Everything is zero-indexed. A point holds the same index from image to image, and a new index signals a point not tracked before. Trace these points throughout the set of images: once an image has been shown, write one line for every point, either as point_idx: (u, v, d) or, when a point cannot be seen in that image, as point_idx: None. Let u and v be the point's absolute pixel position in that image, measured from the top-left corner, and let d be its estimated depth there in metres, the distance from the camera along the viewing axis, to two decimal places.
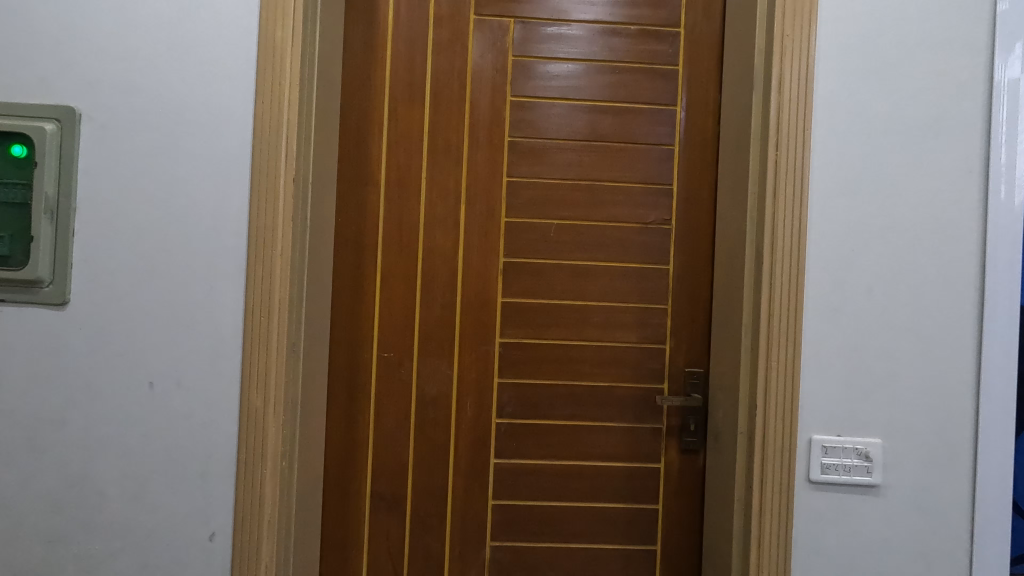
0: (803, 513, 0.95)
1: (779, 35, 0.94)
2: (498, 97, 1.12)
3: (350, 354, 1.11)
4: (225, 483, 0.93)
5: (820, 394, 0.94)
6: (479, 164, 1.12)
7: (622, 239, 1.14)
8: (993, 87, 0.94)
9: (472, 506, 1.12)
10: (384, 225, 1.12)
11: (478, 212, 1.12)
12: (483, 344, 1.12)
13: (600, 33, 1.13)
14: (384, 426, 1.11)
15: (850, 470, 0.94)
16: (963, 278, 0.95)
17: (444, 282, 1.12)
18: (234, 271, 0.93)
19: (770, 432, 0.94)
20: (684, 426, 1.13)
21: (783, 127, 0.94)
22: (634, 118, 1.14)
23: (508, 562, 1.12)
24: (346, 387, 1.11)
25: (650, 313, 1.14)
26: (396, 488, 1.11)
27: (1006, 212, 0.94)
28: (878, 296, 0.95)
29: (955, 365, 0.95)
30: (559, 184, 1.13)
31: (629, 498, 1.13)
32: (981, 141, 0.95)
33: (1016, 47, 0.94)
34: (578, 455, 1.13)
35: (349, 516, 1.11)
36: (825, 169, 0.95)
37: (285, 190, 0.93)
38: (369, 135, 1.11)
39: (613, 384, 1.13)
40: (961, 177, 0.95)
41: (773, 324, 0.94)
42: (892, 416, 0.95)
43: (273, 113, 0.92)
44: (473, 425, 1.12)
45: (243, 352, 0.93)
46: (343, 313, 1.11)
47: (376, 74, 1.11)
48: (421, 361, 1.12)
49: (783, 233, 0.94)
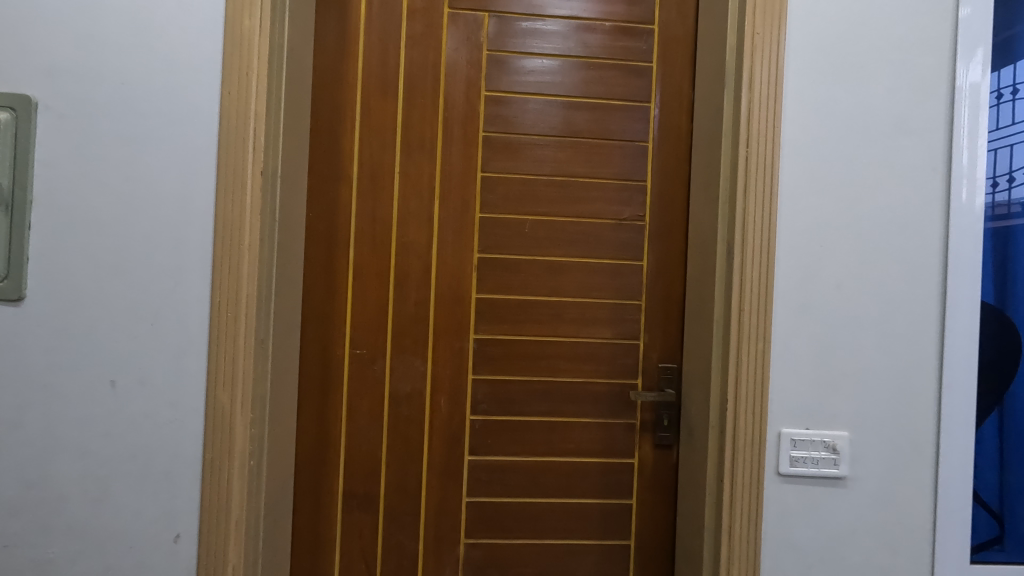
0: (773, 505, 0.96)
1: (750, 33, 0.95)
2: (472, 92, 1.11)
3: (322, 351, 1.09)
4: (191, 482, 0.91)
5: (790, 389, 0.96)
6: (453, 158, 1.11)
7: (597, 236, 1.14)
8: (955, 90, 0.96)
9: (446, 504, 1.11)
10: (357, 221, 1.10)
11: (452, 208, 1.11)
12: (458, 340, 1.11)
13: (576, 29, 1.13)
14: (357, 424, 1.10)
15: (818, 462, 0.95)
16: (927, 274, 0.97)
17: (418, 279, 1.11)
18: (200, 266, 0.91)
19: (741, 426, 0.95)
20: (658, 421, 1.14)
21: (753, 124, 0.95)
22: (609, 115, 1.14)
23: (483, 559, 1.12)
24: (318, 385, 1.09)
25: (625, 309, 1.14)
26: (369, 486, 1.10)
27: (967, 212, 0.96)
28: (846, 292, 0.97)
29: (920, 360, 0.97)
30: (534, 180, 1.13)
31: (604, 494, 1.14)
32: (944, 143, 0.97)
33: (977, 52, 0.96)
34: (553, 451, 1.13)
35: (322, 514, 1.09)
36: (794, 167, 0.96)
37: (254, 183, 0.91)
38: (341, 130, 1.10)
39: (587, 380, 1.14)
40: (926, 177, 0.97)
41: (744, 320, 0.95)
42: (860, 411, 0.97)
43: (240, 104, 0.90)
44: (448, 422, 1.11)
45: (210, 348, 0.91)
46: (314, 310, 1.09)
47: (348, 67, 1.09)
48: (395, 358, 1.11)
49: (753, 230, 0.95)
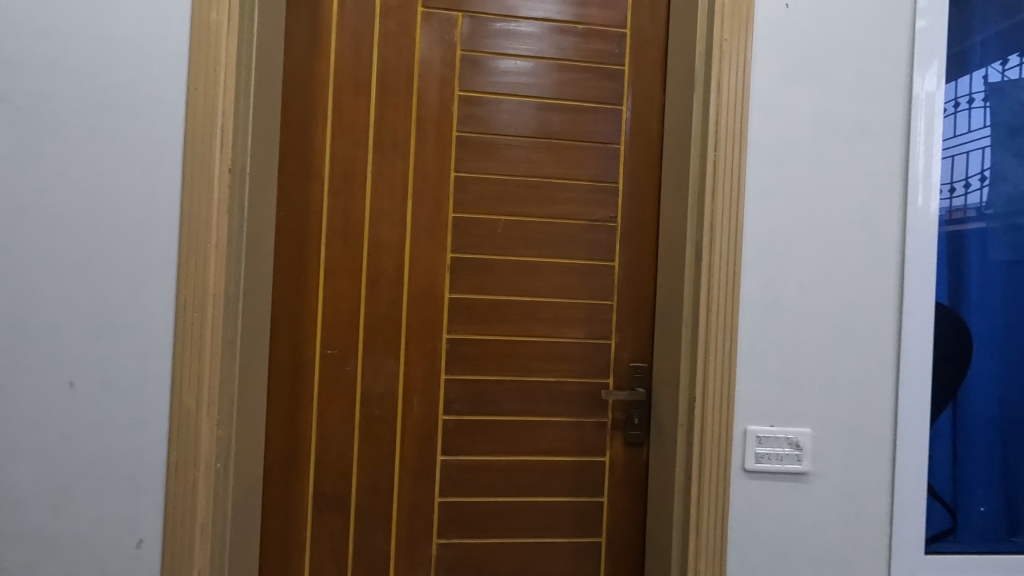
0: (739, 501, 0.98)
1: (718, 39, 0.97)
2: (446, 91, 1.11)
3: (292, 351, 1.08)
4: (154, 486, 0.89)
5: (755, 387, 0.98)
6: (427, 157, 1.11)
7: (570, 237, 1.15)
8: (912, 98, 1.00)
9: (419, 504, 1.11)
10: (329, 220, 1.09)
11: (425, 207, 1.11)
12: (431, 340, 1.11)
13: (549, 31, 1.14)
14: (329, 424, 1.09)
15: (782, 458, 0.98)
16: (885, 276, 1.01)
17: (391, 278, 1.10)
18: (165, 265, 0.89)
19: (708, 424, 0.97)
20: (629, 420, 1.16)
21: (721, 128, 0.97)
22: (582, 117, 1.15)
23: (456, 559, 1.12)
24: (288, 386, 1.08)
25: (597, 309, 1.16)
26: (340, 488, 1.09)
27: (923, 217, 1.00)
28: (810, 293, 0.99)
29: (878, 358, 1.01)
30: (508, 181, 1.13)
31: (576, 492, 1.15)
32: (902, 150, 1.01)
33: (933, 63, 1.00)
34: (525, 450, 1.14)
35: (293, 516, 1.08)
36: (760, 170, 0.98)
37: (221, 180, 0.89)
38: (313, 127, 1.08)
39: (559, 379, 1.15)
40: (885, 181, 1.01)
41: (712, 319, 0.97)
42: (823, 408, 1.00)
43: (208, 99, 0.89)
44: (420, 422, 1.11)
45: (175, 349, 0.89)
46: (284, 310, 1.08)
47: (320, 63, 1.08)
48: (367, 358, 1.10)
49: (721, 232, 0.97)
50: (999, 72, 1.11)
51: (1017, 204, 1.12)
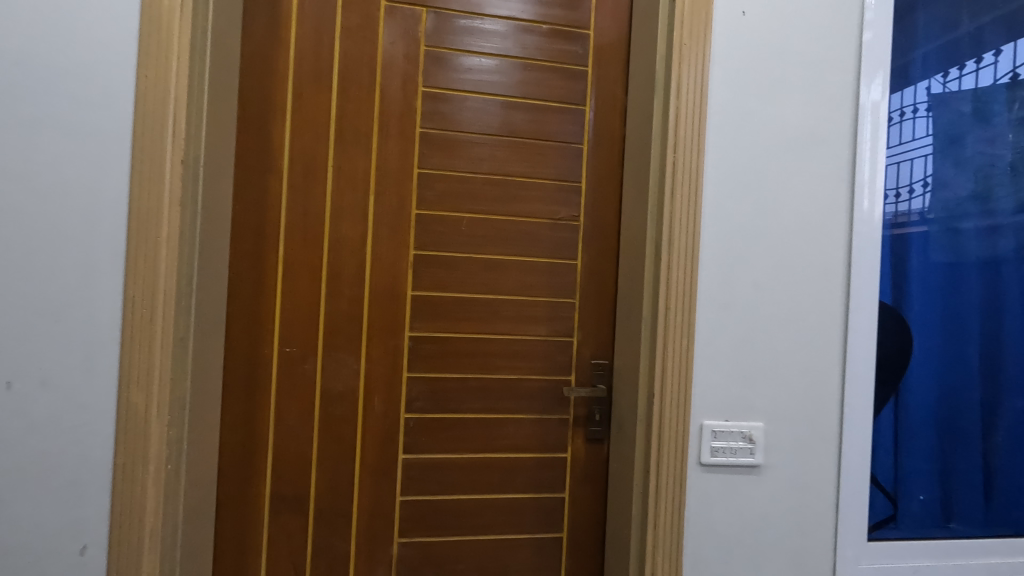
0: (695, 494, 1.01)
1: (678, 43, 0.99)
2: (409, 87, 1.10)
3: (248, 349, 1.05)
4: (99, 490, 0.85)
5: (711, 383, 1.01)
6: (390, 153, 1.10)
7: (533, 235, 1.16)
8: (860, 107, 1.05)
9: (380, 503, 1.10)
10: (287, 215, 1.06)
11: (388, 204, 1.10)
12: (392, 338, 1.10)
13: (514, 30, 1.14)
14: (286, 424, 1.06)
15: (735, 452, 1.01)
16: (832, 276, 1.05)
17: (352, 275, 1.09)
18: (112, 260, 0.86)
19: (666, 420, 1.00)
20: (590, 416, 1.17)
21: (680, 131, 0.99)
22: (545, 116, 1.16)
23: (417, 558, 1.11)
24: (244, 385, 1.05)
25: (560, 307, 1.17)
26: (299, 488, 1.07)
27: (868, 220, 1.05)
28: (763, 292, 1.03)
29: (826, 355, 1.05)
30: (472, 178, 1.13)
31: (537, 488, 1.16)
32: (849, 156, 1.06)
33: (877, 75, 1.06)
34: (487, 447, 1.14)
35: (249, 519, 1.05)
36: (717, 172, 1.01)
37: (173, 174, 0.86)
38: (271, 120, 1.06)
39: (522, 377, 1.15)
40: (833, 186, 1.05)
41: (670, 317, 0.99)
42: (774, 403, 1.03)
43: (159, 88, 0.86)
44: (381, 421, 1.10)
45: (122, 347, 0.86)
46: (240, 308, 1.05)
47: (279, 55, 1.06)
48: (327, 356, 1.08)
49: (679, 232, 1.00)
50: (941, 84, 1.18)
51: (955, 210, 1.19)
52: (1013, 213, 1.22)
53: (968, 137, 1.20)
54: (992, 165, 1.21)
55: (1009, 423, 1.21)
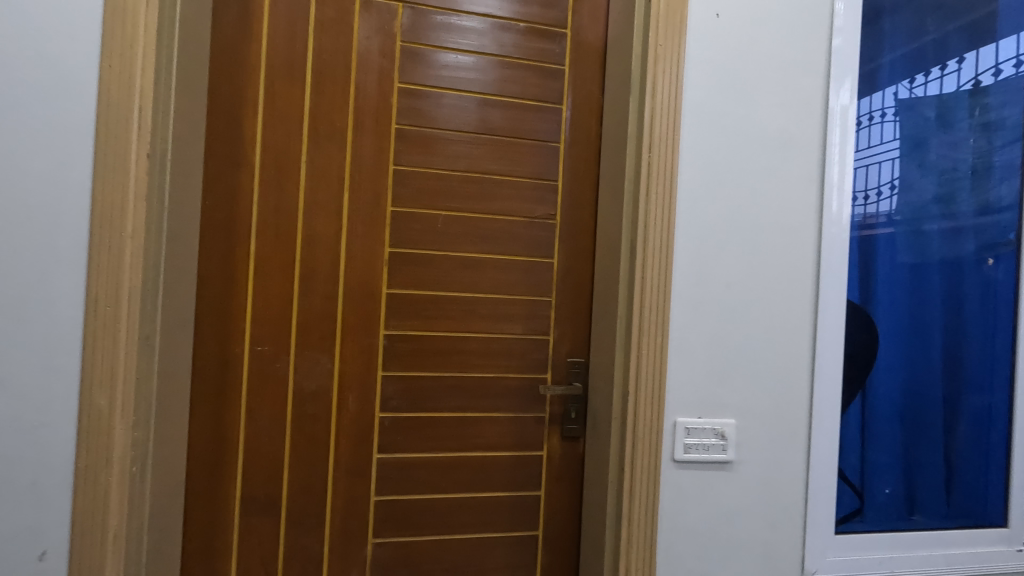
0: (668, 490, 1.02)
1: (654, 43, 1.00)
2: (384, 83, 1.09)
3: (218, 348, 1.03)
4: (60, 494, 0.82)
5: (684, 380, 1.03)
6: (365, 149, 1.08)
7: (510, 233, 1.15)
8: (829, 111, 1.08)
9: (354, 503, 1.08)
10: (259, 211, 1.04)
11: (363, 201, 1.08)
12: (367, 336, 1.09)
13: (491, 27, 1.14)
14: (257, 424, 1.04)
15: (708, 448, 1.03)
16: (803, 276, 1.08)
17: (326, 273, 1.07)
18: (73, 256, 0.83)
19: (640, 417, 1.00)
20: (566, 414, 1.18)
21: (656, 130, 1.00)
22: (523, 114, 1.16)
23: (391, 558, 1.10)
24: (214, 384, 1.03)
25: (536, 305, 1.17)
26: (270, 490, 1.05)
27: (836, 222, 1.08)
28: (735, 291, 1.05)
29: (796, 353, 1.07)
30: (448, 176, 1.12)
31: (513, 487, 1.16)
32: (819, 159, 1.08)
33: (846, 80, 1.08)
34: (463, 446, 1.13)
35: (218, 521, 1.03)
36: (692, 172, 1.02)
37: (138, 167, 0.84)
38: (242, 114, 1.03)
39: (498, 375, 1.15)
40: (804, 187, 1.08)
41: (645, 315, 1.00)
42: (746, 400, 1.05)
43: (123, 80, 0.83)
44: (355, 420, 1.08)
45: (84, 346, 0.83)
46: (210, 305, 1.03)
47: (251, 47, 1.03)
48: (300, 354, 1.06)
49: (654, 231, 1.01)
50: (907, 90, 1.21)
51: (920, 212, 1.23)
52: (974, 215, 1.26)
53: (933, 141, 1.24)
54: (955, 169, 1.25)
55: (969, 418, 1.25)
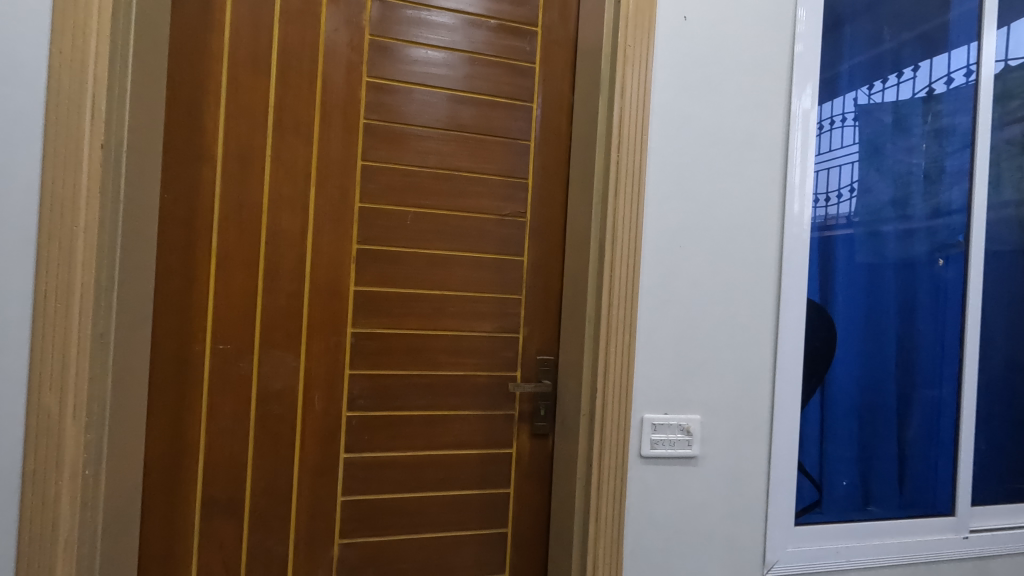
0: (635, 486, 1.04)
1: (623, 44, 1.01)
2: (352, 77, 1.07)
3: (177, 347, 1.00)
4: (5, 500, 0.79)
5: (651, 377, 1.04)
6: (332, 144, 1.06)
7: (479, 231, 1.15)
8: (792, 114, 1.11)
9: (320, 504, 1.06)
10: (221, 206, 1.01)
11: (330, 196, 1.06)
12: (334, 334, 1.07)
13: (461, 23, 1.13)
14: (219, 424, 1.02)
15: (674, 444, 1.05)
16: (765, 274, 1.10)
17: (291, 270, 1.05)
18: (20, 250, 0.79)
19: (608, 414, 1.02)
20: (535, 411, 1.18)
21: (624, 129, 1.01)
22: (493, 112, 1.15)
23: (358, 559, 1.09)
24: (173, 384, 1.00)
25: (505, 303, 1.17)
26: (233, 492, 1.02)
27: (797, 222, 1.12)
28: (701, 289, 1.07)
29: (759, 349, 1.10)
30: (417, 172, 1.11)
31: (482, 484, 1.16)
32: (782, 161, 1.11)
33: (807, 85, 1.12)
34: (432, 444, 1.13)
35: (177, 525, 1.00)
36: (659, 172, 1.04)
37: (91, 158, 0.81)
38: (202, 106, 1.00)
39: (467, 373, 1.15)
40: (767, 188, 1.10)
41: (613, 313, 1.01)
42: (711, 397, 1.07)
43: (76, 67, 0.80)
44: (321, 419, 1.07)
45: (31, 344, 0.79)
46: (168, 302, 0.99)
47: (213, 37, 1.00)
48: (264, 353, 1.04)
49: (622, 230, 1.02)
50: (867, 96, 1.25)
51: (877, 214, 1.27)
52: (927, 218, 1.32)
53: (889, 147, 1.29)
54: (910, 173, 1.30)
55: (921, 413, 1.30)
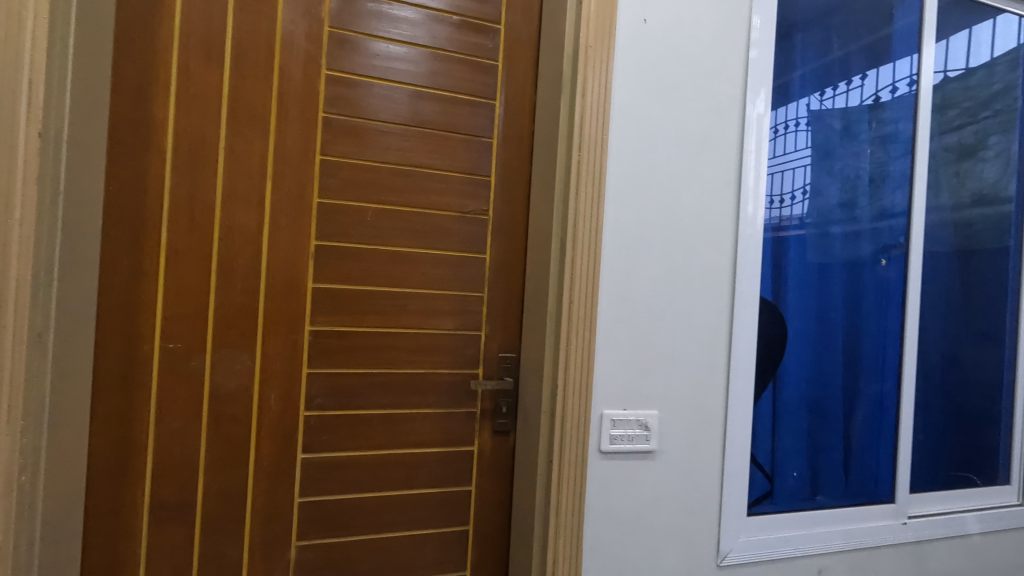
0: (594, 481, 1.06)
1: (584, 44, 1.02)
2: (310, 69, 1.05)
3: (123, 346, 0.96)
4: None
5: (610, 374, 1.06)
6: (289, 137, 1.04)
7: (441, 228, 1.14)
8: (746, 118, 1.14)
9: (276, 506, 1.04)
10: (171, 199, 0.98)
11: (287, 192, 1.04)
12: (291, 332, 1.05)
13: (423, 18, 1.12)
14: (169, 427, 0.98)
15: (632, 439, 1.07)
16: (721, 274, 1.14)
17: (246, 266, 1.02)
18: None
19: (568, 410, 1.03)
20: (496, 409, 1.19)
21: (585, 129, 1.03)
22: (456, 108, 1.15)
23: (316, 560, 1.07)
24: (118, 385, 0.95)
25: (467, 301, 1.17)
26: (183, 495, 0.99)
27: (751, 224, 1.15)
28: (659, 287, 1.09)
29: (714, 346, 1.14)
30: (378, 168, 1.10)
31: (443, 482, 1.15)
32: (738, 163, 1.14)
33: (761, 91, 1.16)
34: (392, 443, 1.12)
35: (123, 531, 0.96)
36: (619, 173, 1.06)
37: (28, 144, 0.74)
38: (151, 95, 0.96)
39: (428, 371, 1.14)
40: (723, 190, 1.13)
41: (574, 311, 1.03)
42: (668, 392, 1.10)
43: (10, 44, 0.73)
44: (278, 419, 1.04)
45: None
46: (113, 300, 0.95)
47: (162, 23, 0.96)
48: (217, 352, 1.00)
49: (583, 228, 1.03)
50: (818, 102, 1.31)
51: (827, 216, 1.33)
52: (872, 220, 1.38)
53: (837, 151, 1.34)
54: (856, 177, 1.36)
55: (864, 406, 1.37)
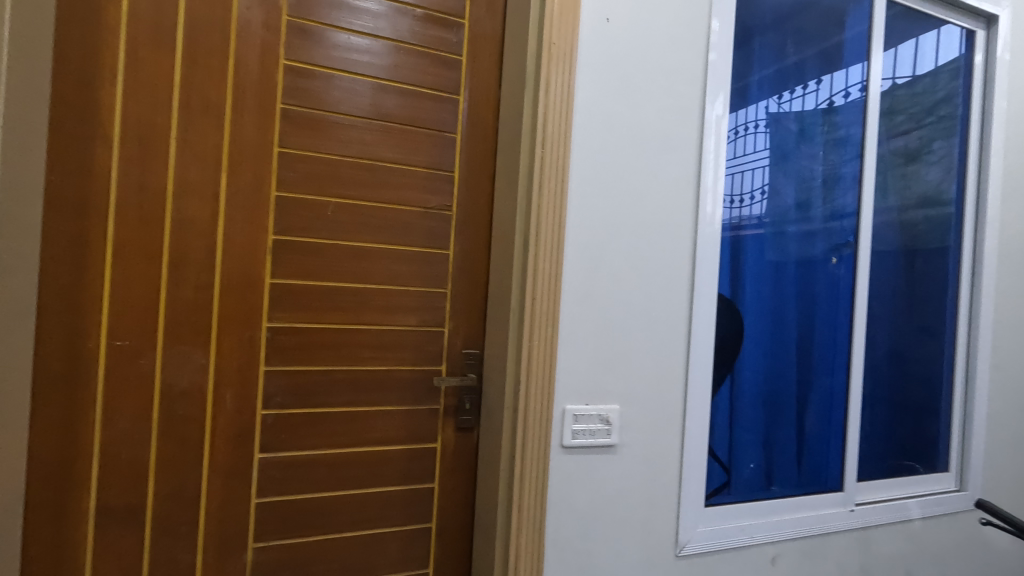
0: (557, 475, 1.07)
1: (547, 42, 1.02)
2: (268, 58, 1.02)
3: (66, 344, 0.91)
4: None
5: (572, 369, 1.07)
6: (245, 128, 1.01)
7: (404, 223, 1.13)
8: (705, 119, 1.17)
9: (232, 507, 1.01)
10: (118, 190, 0.93)
11: (243, 184, 1.01)
12: (247, 329, 1.02)
13: (386, 10, 1.10)
14: (116, 428, 0.94)
15: (594, 434, 1.08)
16: (681, 271, 1.16)
17: (200, 261, 0.99)
18: None
19: (531, 406, 1.03)
20: (460, 405, 1.18)
21: (548, 126, 1.03)
22: (419, 102, 1.14)
23: (274, 561, 1.05)
24: (60, 384, 0.91)
25: (431, 297, 1.16)
26: (132, 498, 0.95)
27: (710, 222, 1.18)
28: (621, 283, 1.11)
29: (674, 341, 1.16)
30: (339, 161, 1.08)
31: (406, 480, 1.15)
32: (697, 162, 1.17)
33: (719, 93, 1.19)
34: (353, 441, 1.10)
35: (66, 537, 0.92)
36: (582, 170, 1.07)
37: None
38: (96, 80, 0.92)
39: (391, 367, 1.13)
40: (683, 188, 1.16)
41: (537, 306, 1.03)
42: (629, 387, 1.12)
43: None
44: (233, 419, 1.01)
45: None
46: (54, 296, 0.90)
47: (107, 6, 0.92)
48: (168, 349, 0.97)
49: (546, 225, 1.03)
50: (775, 105, 1.35)
51: (783, 215, 1.37)
52: (825, 220, 1.43)
53: (793, 153, 1.39)
54: (811, 178, 1.41)
55: (816, 398, 1.43)
